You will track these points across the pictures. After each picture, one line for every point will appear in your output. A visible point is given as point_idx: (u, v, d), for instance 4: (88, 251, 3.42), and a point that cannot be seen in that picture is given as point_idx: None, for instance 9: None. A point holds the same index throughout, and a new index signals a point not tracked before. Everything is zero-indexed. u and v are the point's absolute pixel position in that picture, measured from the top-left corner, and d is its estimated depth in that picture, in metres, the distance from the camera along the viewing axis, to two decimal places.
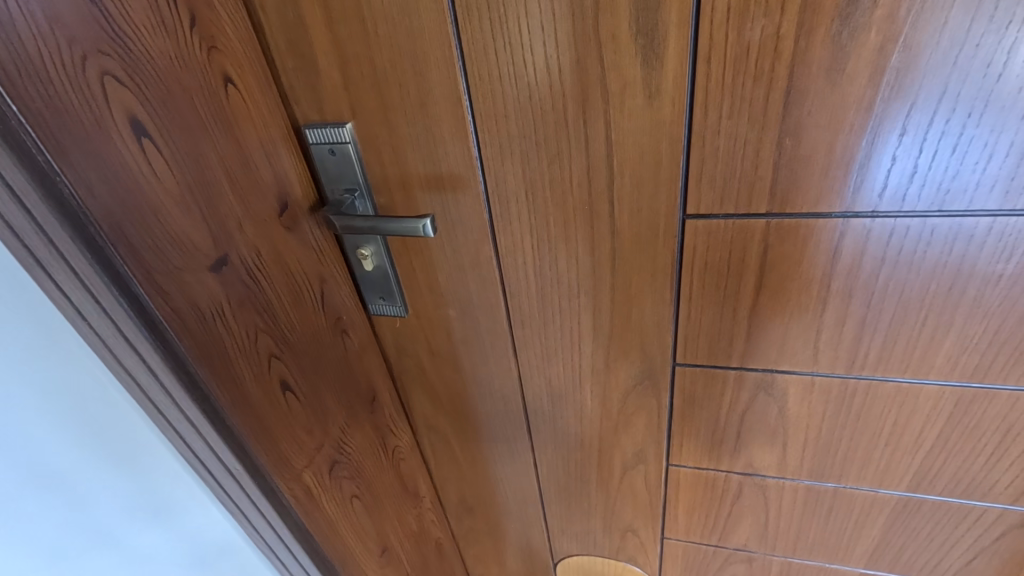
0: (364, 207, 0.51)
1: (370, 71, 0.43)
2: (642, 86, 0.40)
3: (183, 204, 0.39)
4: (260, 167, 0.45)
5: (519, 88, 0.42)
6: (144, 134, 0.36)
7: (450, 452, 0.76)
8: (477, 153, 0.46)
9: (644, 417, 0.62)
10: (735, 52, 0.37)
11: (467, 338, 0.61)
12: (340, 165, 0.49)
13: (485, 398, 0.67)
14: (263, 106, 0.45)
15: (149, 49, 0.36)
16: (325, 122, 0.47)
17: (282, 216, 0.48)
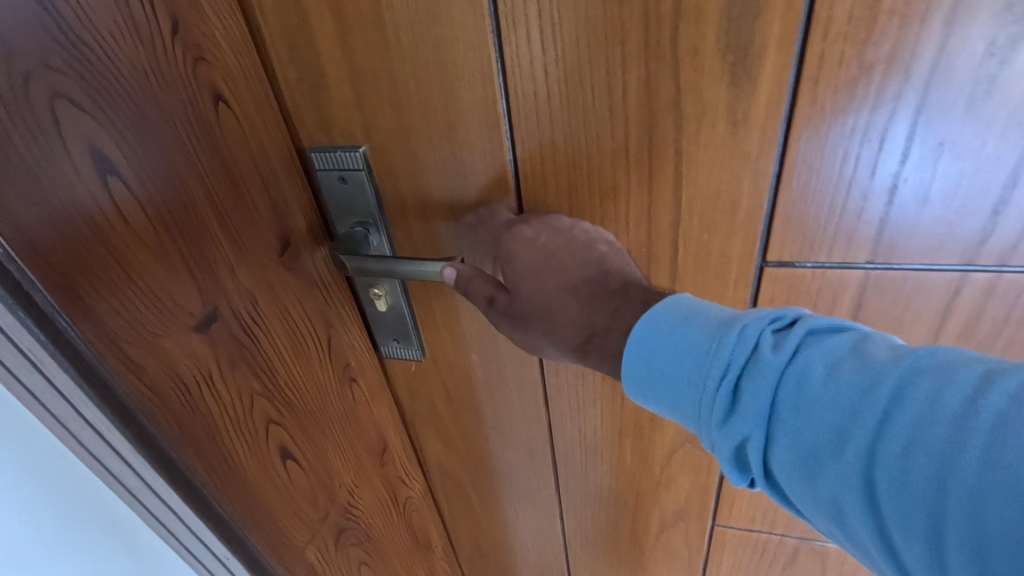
0: (378, 243, 0.43)
1: (389, 87, 0.36)
2: (725, 113, 0.33)
3: (161, 253, 0.31)
4: (257, 200, 0.37)
5: (571, 111, 0.35)
6: (110, 170, 0.28)
7: (466, 500, 0.69)
8: (514, 185, 0.39)
9: (690, 474, 0.55)
10: (850, 71, 0.31)
11: (490, 388, 0.52)
12: (352, 195, 0.41)
13: (508, 450, 0.59)
14: (262, 126, 0.37)
15: (117, 63, 0.28)
16: (334, 144, 0.39)
17: (283, 255, 0.40)
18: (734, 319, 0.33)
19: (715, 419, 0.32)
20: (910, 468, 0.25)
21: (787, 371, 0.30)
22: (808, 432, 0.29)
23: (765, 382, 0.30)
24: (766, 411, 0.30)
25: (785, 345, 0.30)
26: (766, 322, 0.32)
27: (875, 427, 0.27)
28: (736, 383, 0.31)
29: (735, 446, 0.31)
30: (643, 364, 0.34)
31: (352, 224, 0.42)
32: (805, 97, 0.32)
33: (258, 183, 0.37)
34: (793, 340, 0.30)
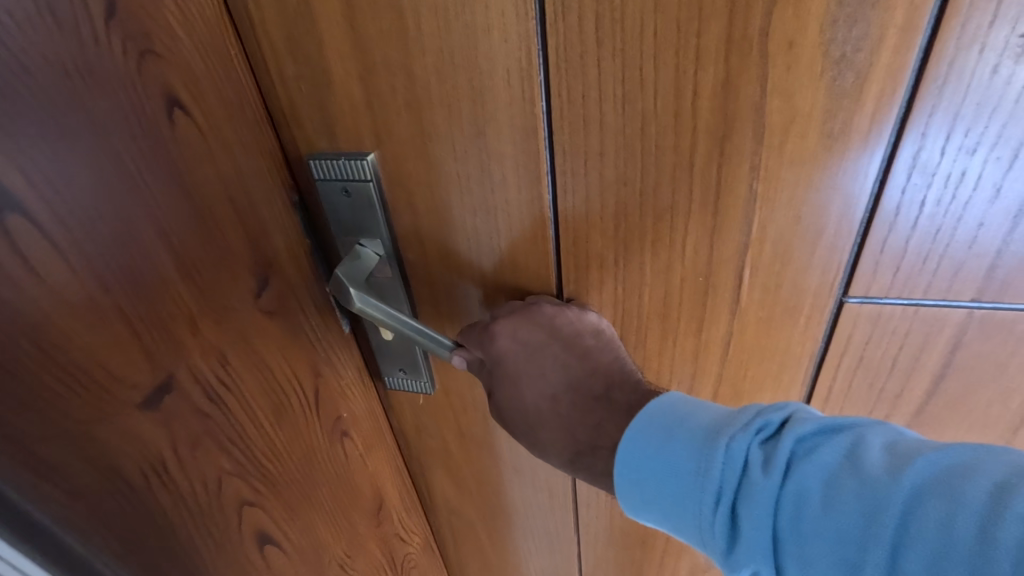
0: (385, 270, 0.36)
1: (405, 85, 0.28)
2: (818, 123, 0.28)
3: (94, 315, 0.23)
4: (226, 231, 0.29)
5: (627, 118, 0.28)
6: (16, 209, 0.20)
7: (473, 552, 0.61)
8: (550, 205, 0.31)
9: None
10: (976, 82, 0.26)
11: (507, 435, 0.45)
12: (356, 211, 0.33)
13: (524, 504, 0.51)
14: (233, 136, 0.29)
15: (25, 59, 0.20)
16: (337, 151, 0.31)
17: (260, 297, 0.32)
18: (719, 428, 0.28)
19: (719, 547, 0.28)
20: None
21: (781, 495, 0.26)
22: (813, 571, 0.25)
23: (758, 508, 0.26)
24: (765, 542, 0.26)
25: (772, 461, 0.26)
26: (750, 433, 0.27)
27: (887, 569, 0.23)
28: (730, 505, 0.27)
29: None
30: (640, 482, 0.30)
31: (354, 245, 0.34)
32: (922, 104, 0.27)
33: (229, 214, 0.29)
34: (781, 453, 0.26)
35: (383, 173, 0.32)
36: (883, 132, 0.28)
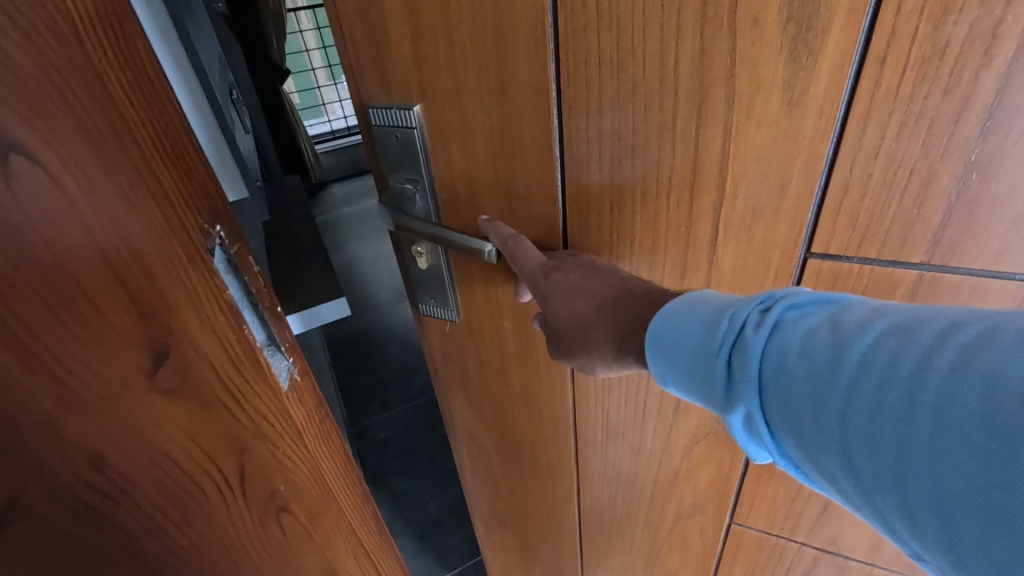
0: (425, 209, 0.35)
1: (448, 51, 0.28)
2: (781, 91, 0.27)
3: None
4: (104, 308, 0.23)
5: (623, 83, 0.28)
6: None
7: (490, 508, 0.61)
8: (559, 156, 0.31)
9: (711, 469, 0.45)
10: (924, 51, 0.24)
11: (493, 379, 0.43)
12: (404, 155, 0.33)
13: (521, 457, 0.50)
14: (103, 187, 0.21)
15: None
16: (391, 102, 0.31)
17: (156, 375, 0.25)
18: (726, 304, 0.28)
19: (716, 400, 0.27)
20: (899, 443, 0.21)
21: (768, 347, 0.25)
22: (795, 412, 0.24)
23: (749, 361, 0.26)
24: (757, 393, 0.25)
25: (766, 318, 0.26)
26: (754, 302, 0.27)
27: (860, 402, 0.22)
28: (725, 361, 0.27)
29: (737, 425, 0.27)
30: (648, 352, 0.30)
31: (401, 181, 0.35)
32: (867, 77, 0.25)
33: (105, 281, 0.22)
34: (775, 313, 0.25)
35: (427, 124, 0.32)
36: (838, 104, 0.27)
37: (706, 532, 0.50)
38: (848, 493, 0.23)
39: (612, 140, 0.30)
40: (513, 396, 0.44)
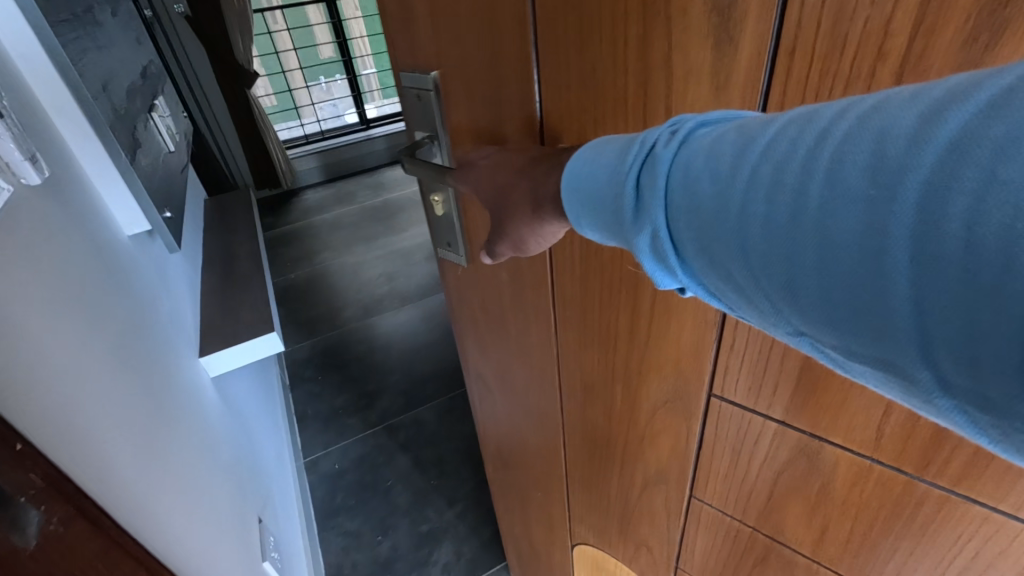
0: (440, 156, 0.48)
1: (454, 24, 0.40)
2: (710, 75, 0.34)
3: None
4: None
5: (583, 60, 0.36)
6: None
7: (502, 437, 0.80)
8: (538, 115, 0.40)
9: (669, 436, 0.56)
10: (825, 45, 0.31)
11: (500, 325, 0.61)
12: (425, 116, 0.46)
13: (523, 393, 0.68)
14: None
15: None
16: (417, 68, 0.45)
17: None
18: (644, 137, 0.34)
19: (624, 213, 0.35)
20: (768, 208, 0.26)
21: (679, 160, 0.31)
22: (692, 209, 0.30)
23: (660, 172, 0.32)
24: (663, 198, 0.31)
25: (676, 137, 0.32)
26: (667, 129, 0.33)
27: (759, 183, 0.27)
28: (636, 177, 0.33)
29: (645, 238, 0.33)
30: (566, 190, 0.37)
31: (422, 136, 0.48)
32: (779, 64, 0.32)
33: None
34: (683, 132, 0.32)
35: (440, 84, 0.44)
36: (759, 85, 0.34)
37: (667, 491, 0.61)
38: (730, 267, 0.29)
39: (581, 112, 0.39)
40: (512, 341, 0.61)
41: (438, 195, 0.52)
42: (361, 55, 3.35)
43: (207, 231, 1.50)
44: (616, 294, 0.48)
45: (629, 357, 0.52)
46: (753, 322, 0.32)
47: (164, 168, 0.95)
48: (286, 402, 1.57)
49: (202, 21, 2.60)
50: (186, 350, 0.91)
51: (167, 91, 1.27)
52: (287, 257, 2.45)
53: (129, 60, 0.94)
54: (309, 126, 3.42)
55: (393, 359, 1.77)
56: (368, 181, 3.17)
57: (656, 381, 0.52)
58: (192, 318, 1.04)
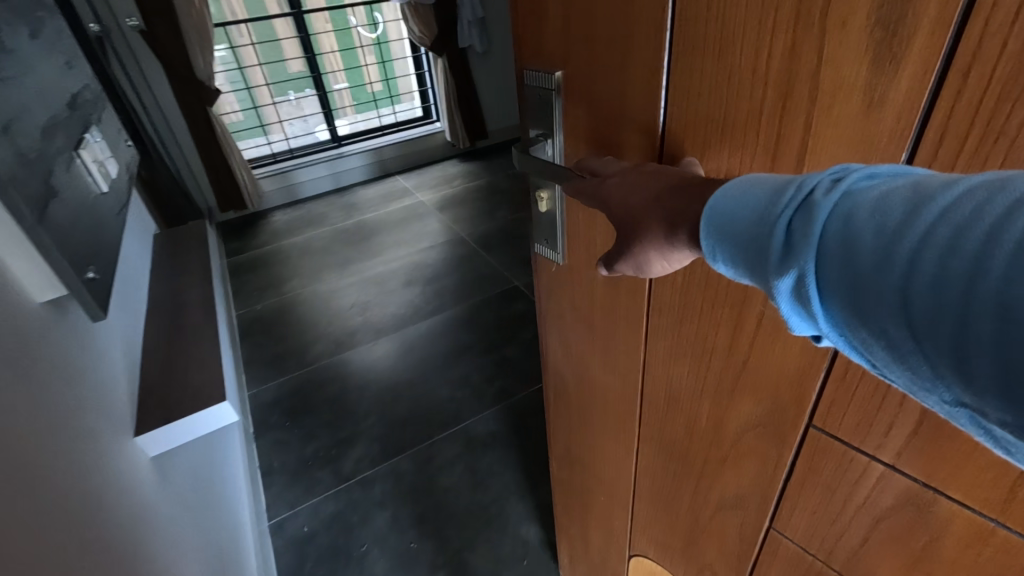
0: (552, 151, 0.50)
1: (586, 25, 0.41)
2: (862, 92, 0.31)
3: None
4: None
5: (721, 68, 0.35)
6: None
7: (568, 438, 0.81)
8: (662, 121, 0.40)
9: (756, 461, 0.54)
10: (1013, 67, 0.26)
11: (587, 326, 0.62)
12: (543, 113, 0.48)
13: (598, 398, 0.68)
14: None
15: None
16: (543, 65, 0.46)
17: None
18: (795, 180, 0.31)
19: (770, 265, 0.31)
20: (940, 275, 0.24)
21: (836, 209, 0.28)
22: (850, 264, 0.27)
23: (814, 224, 0.29)
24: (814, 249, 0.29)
25: (838, 186, 0.29)
26: (826, 174, 0.30)
27: (930, 244, 0.24)
28: (786, 223, 0.30)
29: (787, 287, 0.30)
30: (702, 223, 0.34)
31: (537, 134, 0.50)
32: (950, 84, 0.29)
33: None
34: (847, 181, 0.28)
35: (564, 83, 0.45)
36: (920, 108, 0.30)
37: (746, 517, 0.59)
38: (888, 329, 0.26)
39: (710, 125, 0.38)
40: (597, 343, 0.62)
41: (545, 192, 0.54)
42: (332, 69, 3.32)
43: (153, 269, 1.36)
44: (719, 307, 0.46)
45: (722, 375, 0.51)
46: (899, 386, 0.29)
47: (83, 220, 0.77)
48: (253, 462, 1.60)
49: (159, 36, 2.57)
50: (115, 428, 0.79)
51: (105, 117, 1.09)
52: (252, 284, 2.55)
53: (40, 89, 0.76)
54: (274, 145, 3.34)
55: (369, 400, 1.83)
56: (337, 203, 3.25)
57: (750, 405, 0.50)
58: (127, 384, 0.92)
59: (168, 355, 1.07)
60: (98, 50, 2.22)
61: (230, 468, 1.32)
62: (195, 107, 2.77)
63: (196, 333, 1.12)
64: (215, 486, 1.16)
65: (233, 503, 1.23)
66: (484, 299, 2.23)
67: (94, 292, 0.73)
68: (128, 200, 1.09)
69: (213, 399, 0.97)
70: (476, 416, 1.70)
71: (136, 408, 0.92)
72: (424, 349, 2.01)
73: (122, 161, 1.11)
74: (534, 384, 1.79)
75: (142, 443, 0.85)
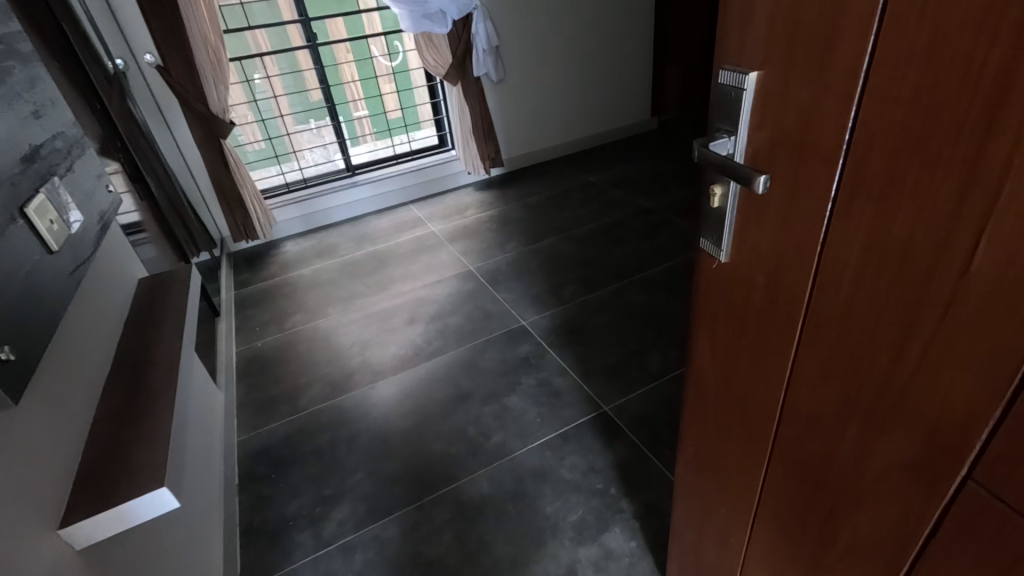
0: (729, 148, 0.56)
1: (791, 31, 0.47)
2: None
3: None
4: None
5: (925, 74, 0.39)
6: None
7: (697, 435, 0.86)
8: (854, 118, 0.45)
9: (896, 508, 0.56)
10: None
11: (738, 330, 0.67)
12: (731, 109, 0.55)
13: (738, 406, 0.73)
14: None
15: None
16: (739, 64, 0.53)
17: None
18: None
19: None
20: None
21: None
22: None
23: None
24: None
25: None
26: None
27: None
28: None
29: None
30: None
31: (719, 130, 0.57)
32: None
33: None
34: None
35: (755, 81, 0.51)
36: None
37: (879, 551, 0.60)
38: None
39: (903, 130, 0.42)
40: (744, 354, 0.68)
41: (717, 187, 0.60)
42: (352, 99, 3.40)
43: (133, 314, 1.32)
44: (884, 330, 0.50)
45: (876, 404, 0.53)
46: None
47: (10, 291, 0.74)
48: (231, 523, 1.49)
49: (170, 72, 2.60)
50: (28, 516, 0.71)
51: (78, 165, 1.14)
52: (257, 319, 2.51)
53: None
54: (289, 177, 3.38)
55: (359, 453, 1.70)
56: (348, 233, 3.30)
57: (902, 442, 0.52)
58: (65, 460, 0.85)
59: (116, 422, 0.97)
60: (101, 88, 2.18)
61: (196, 535, 1.21)
62: (210, 140, 2.79)
63: (158, 390, 1.05)
64: (172, 563, 1.06)
65: (197, 574, 1.13)
66: (488, 340, 2.13)
67: (5, 378, 0.69)
68: (95, 249, 1.12)
69: (150, 483, 0.84)
70: (472, 476, 1.57)
71: (73, 483, 0.84)
72: (422, 396, 1.89)
73: (93, 210, 1.15)
74: (536, 439, 1.66)
75: (66, 534, 0.76)
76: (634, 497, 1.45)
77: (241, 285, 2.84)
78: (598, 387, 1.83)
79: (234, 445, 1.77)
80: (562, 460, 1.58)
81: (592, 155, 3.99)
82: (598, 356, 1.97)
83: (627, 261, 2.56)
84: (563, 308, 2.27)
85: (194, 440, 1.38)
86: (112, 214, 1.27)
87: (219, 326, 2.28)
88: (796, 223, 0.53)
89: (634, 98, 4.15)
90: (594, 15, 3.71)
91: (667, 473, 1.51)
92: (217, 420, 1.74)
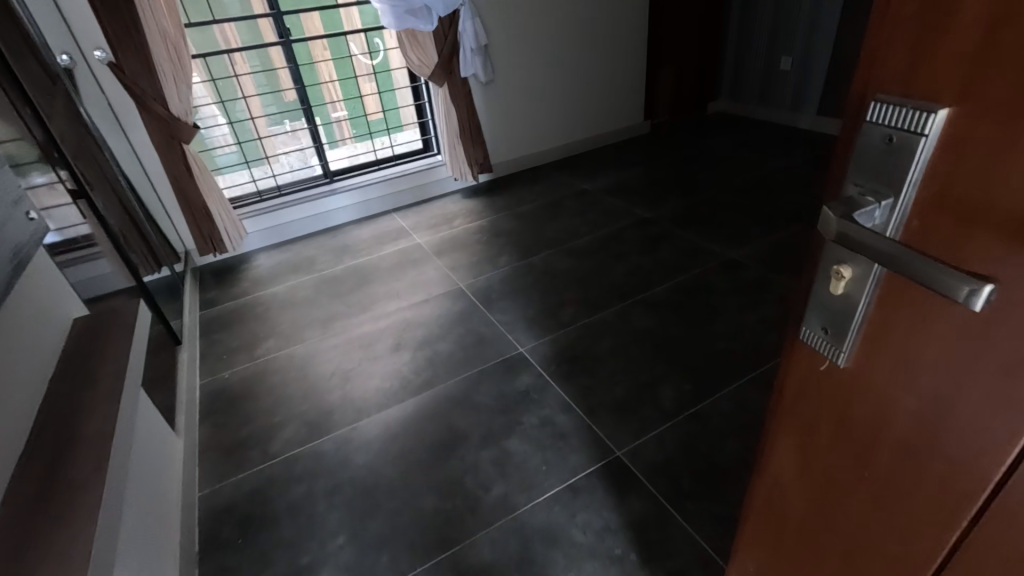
0: (879, 216, 0.41)
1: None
2: None
3: None
4: None
5: None
6: None
7: (767, 549, 0.69)
8: None
9: None
10: None
11: (858, 455, 0.50)
12: (889, 163, 0.39)
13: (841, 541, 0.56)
14: None
15: None
16: (911, 99, 0.37)
17: None
18: None
19: None
20: None
21: None
22: None
23: None
24: None
25: None
26: None
27: None
28: None
29: None
30: None
31: (863, 188, 0.41)
32: None
33: None
34: None
35: (941, 128, 0.36)
36: None
37: None
38: None
39: None
40: (866, 487, 0.50)
41: (843, 270, 0.43)
42: (330, 99, 3.15)
43: (61, 368, 1.09)
44: None
45: None
46: None
47: None
48: None
49: (122, 70, 2.33)
50: None
51: None
52: (224, 344, 2.27)
53: None
54: (261, 184, 3.12)
55: (340, 510, 1.49)
56: (326, 245, 3.05)
57: None
58: None
59: (21, 534, 0.76)
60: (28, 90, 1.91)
61: None
62: (171, 145, 2.53)
63: (81, 485, 0.83)
64: None
65: None
66: (483, 371, 1.94)
67: None
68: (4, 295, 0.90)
69: None
70: (471, 539, 1.38)
71: None
72: (412, 438, 1.69)
73: (5, 245, 0.93)
74: (543, 491, 1.48)
75: None
76: (657, 565, 1.28)
77: (207, 305, 2.58)
78: (608, 427, 1.66)
79: (195, 502, 1.54)
80: (573, 517, 1.40)
81: (584, 160, 3.82)
82: (606, 390, 1.79)
83: (629, 279, 2.39)
84: (564, 332, 2.10)
85: (129, 514, 1.15)
86: (35, 246, 1.04)
87: (178, 357, 2.03)
88: (998, 343, 0.36)
89: (628, 101, 4.00)
90: (587, 14, 3.54)
91: (692, 532, 1.35)
92: (173, 476, 1.50)
